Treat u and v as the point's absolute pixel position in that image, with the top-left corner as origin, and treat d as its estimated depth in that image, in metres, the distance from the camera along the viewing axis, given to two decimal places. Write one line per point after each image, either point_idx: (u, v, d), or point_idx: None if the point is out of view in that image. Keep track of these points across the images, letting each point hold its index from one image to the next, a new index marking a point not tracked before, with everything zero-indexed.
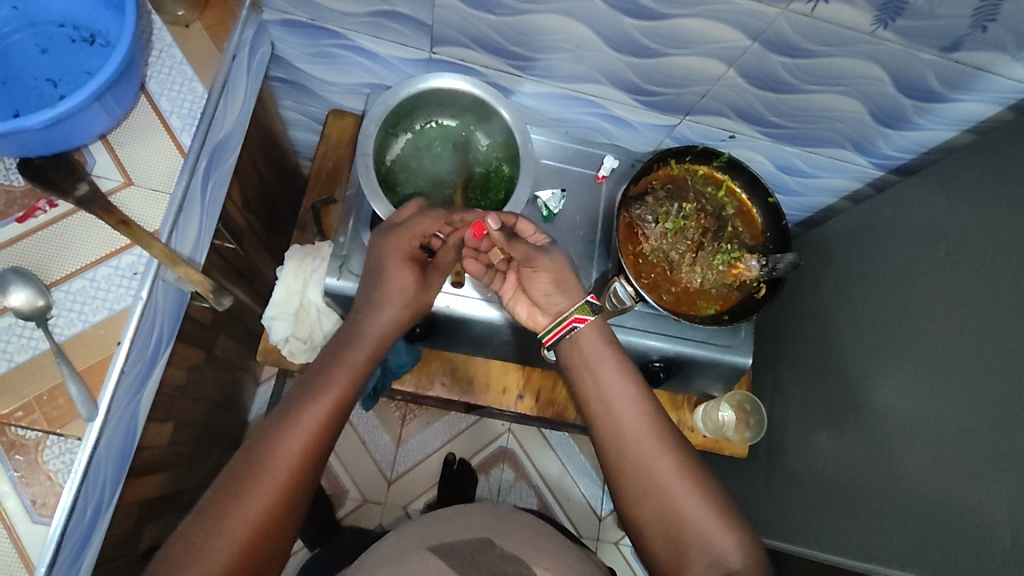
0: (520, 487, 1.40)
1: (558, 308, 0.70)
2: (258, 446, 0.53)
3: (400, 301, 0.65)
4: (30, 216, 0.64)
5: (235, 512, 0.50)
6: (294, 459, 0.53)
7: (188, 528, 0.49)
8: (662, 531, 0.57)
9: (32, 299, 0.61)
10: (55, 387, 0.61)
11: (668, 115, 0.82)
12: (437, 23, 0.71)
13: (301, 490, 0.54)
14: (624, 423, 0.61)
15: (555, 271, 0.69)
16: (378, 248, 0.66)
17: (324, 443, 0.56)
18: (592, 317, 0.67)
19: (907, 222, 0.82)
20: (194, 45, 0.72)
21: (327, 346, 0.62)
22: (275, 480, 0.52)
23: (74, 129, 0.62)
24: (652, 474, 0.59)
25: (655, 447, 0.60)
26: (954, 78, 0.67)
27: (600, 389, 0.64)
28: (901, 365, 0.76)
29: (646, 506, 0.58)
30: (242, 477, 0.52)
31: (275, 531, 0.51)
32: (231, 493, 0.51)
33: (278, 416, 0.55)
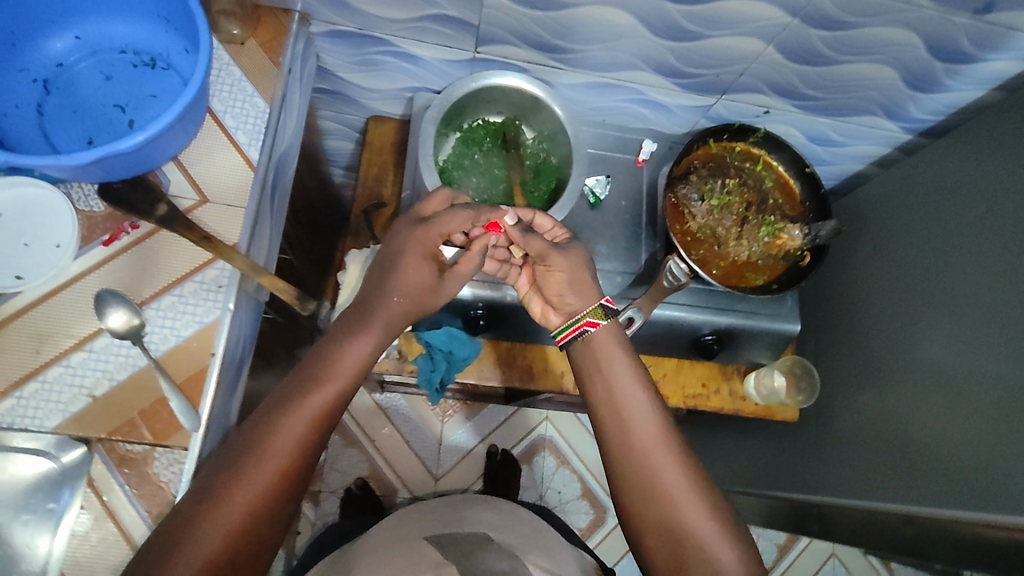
0: (563, 473, 1.43)
1: (574, 306, 0.72)
2: (259, 429, 0.56)
3: (417, 296, 0.65)
4: (115, 238, 0.67)
5: (229, 497, 0.53)
6: (292, 444, 0.56)
7: (191, 503, 0.53)
8: (664, 541, 0.60)
9: (128, 319, 0.64)
10: (159, 401, 0.64)
11: (705, 96, 0.85)
12: (485, 23, 0.74)
13: (299, 471, 0.57)
14: (637, 432, 0.64)
15: (568, 270, 0.71)
16: (401, 241, 0.66)
17: (321, 429, 0.58)
18: (605, 322, 0.70)
19: (940, 180, 0.85)
20: (250, 62, 0.74)
21: (329, 335, 0.63)
22: (274, 462, 0.55)
23: (153, 152, 0.64)
24: (659, 483, 0.62)
25: (662, 459, 0.63)
26: (985, 38, 0.70)
27: (613, 392, 0.66)
28: (949, 316, 0.79)
29: (653, 516, 0.61)
30: (243, 458, 0.54)
31: (273, 509, 0.55)
32: (228, 478, 0.54)
33: (279, 401, 0.57)
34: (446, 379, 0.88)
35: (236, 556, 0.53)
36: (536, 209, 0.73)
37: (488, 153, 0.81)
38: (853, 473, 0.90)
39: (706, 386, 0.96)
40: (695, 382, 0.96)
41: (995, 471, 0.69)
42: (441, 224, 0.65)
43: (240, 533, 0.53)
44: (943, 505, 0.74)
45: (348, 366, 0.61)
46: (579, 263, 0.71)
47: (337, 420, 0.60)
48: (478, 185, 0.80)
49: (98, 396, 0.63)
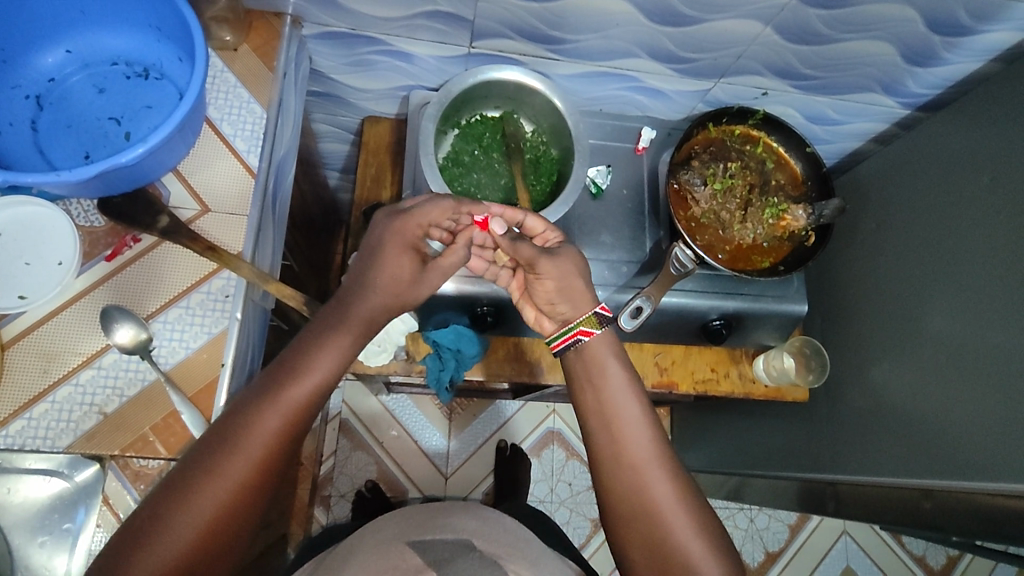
0: (573, 465, 1.42)
1: (566, 311, 0.71)
2: (232, 425, 0.55)
3: (393, 288, 0.65)
4: (118, 253, 0.66)
5: (203, 489, 0.52)
6: (266, 441, 0.55)
7: (162, 495, 0.52)
8: (649, 553, 0.61)
9: (135, 333, 0.63)
10: (169, 415, 0.63)
11: (702, 80, 0.85)
12: (479, 17, 0.73)
13: (273, 468, 0.56)
14: (628, 443, 0.64)
15: (558, 278, 0.69)
16: (383, 235, 0.65)
17: (296, 427, 0.57)
18: (598, 331, 0.68)
19: (941, 153, 0.85)
20: (244, 68, 0.73)
21: (315, 324, 0.62)
22: (245, 459, 0.54)
23: (153, 163, 0.63)
24: (647, 496, 0.62)
25: (651, 472, 0.63)
26: (983, 10, 0.70)
27: (602, 401, 0.66)
28: (957, 289, 0.79)
29: (641, 530, 0.61)
30: (214, 455, 0.53)
31: (245, 505, 0.54)
32: (203, 469, 0.53)
33: (254, 396, 0.56)
34: (454, 378, 0.88)
35: (208, 550, 0.52)
36: (530, 211, 0.72)
37: (487, 149, 0.81)
38: (867, 451, 0.90)
39: (715, 371, 0.96)
40: (704, 367, 0.96)
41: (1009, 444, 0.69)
42: (419, 215, 0.65)
43: (209, 529, 0.52)
44: (956, 478, 0.75)
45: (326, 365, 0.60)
46: (571, 273, 0.70)
47: (313, 417, 0.59)
48: (480, 181, 0.80)
49: (108, 413, 0.62)
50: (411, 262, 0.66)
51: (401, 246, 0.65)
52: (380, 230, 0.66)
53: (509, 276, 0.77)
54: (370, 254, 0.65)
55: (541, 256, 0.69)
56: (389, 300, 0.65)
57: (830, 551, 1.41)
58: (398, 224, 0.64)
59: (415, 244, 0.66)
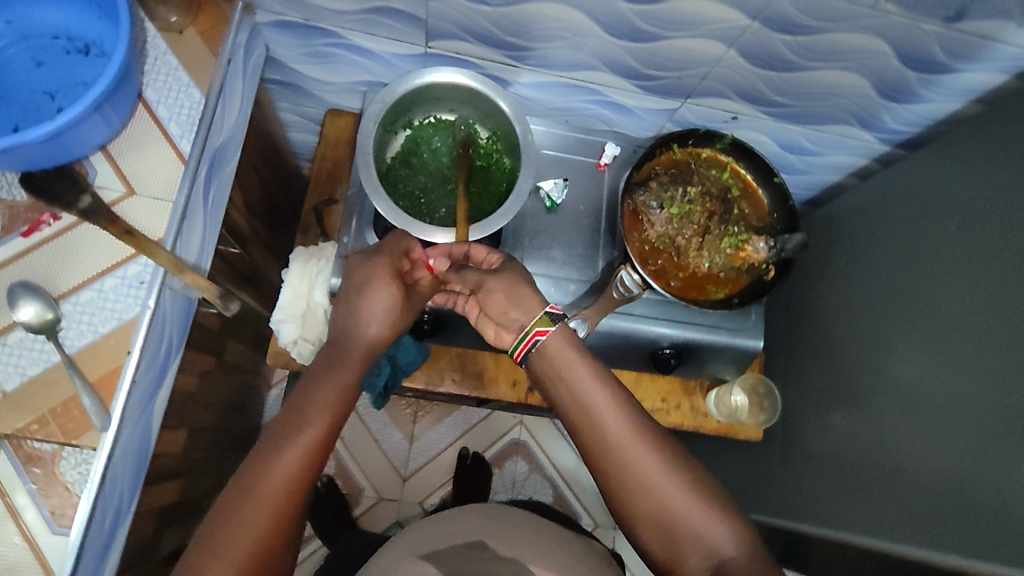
0: (534, 479, 1.39)
1: (521, 320, 0.67)
2: (254, 466, 0.57)
3: (385, 316, 0.68)
4: (36, 229, 0.65)
5: (236, 537, 0.54)
6: (290, 479, 0.58)
7: (199, 546, 0.54)
8: (655, 526, 0.61)
9: (41, 313, 0.62)
10: (69, 399, 0.62)
11: (669, 99, 0.82)
12: (432, 17, 0.71)
13: (300, 503, 0.58)
14: (611, 433, 0.62)
15: (506, 288, 0.67)
16: (367, 268, 0.68)
17: (317, 459, 0.60)
18: (554, 329, 0.66)
19: (914, 196, 0.81)
20: (189, 52, 0.71)
21: (313, 368, 0.66)
22: (275, 496, 0.57)
23: (74, 141, 0.61)
24: (641, 479, 0.61)
25: (636, 450, 0.61)
26: (959, 49, 0.66)
27: (577, 400, 0.64)
28: (919, 341, 0.76)
29: (642, 507, 0.61)
30: (244, 497, 0.56)
31: (284, 540, 0.57)
32: (232, 517, 0.55)
33: (272, 436, 0.60)
34: (392, 385, 0.85)
35: None
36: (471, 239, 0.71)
37: (436, 154, 0.78)
38: (827, 498, 0.87)
39: (666, 401, 0.93)
40: (655, 396, 0.92)
41: (964, 506, 0.65)
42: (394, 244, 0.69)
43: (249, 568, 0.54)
44: (903, 542, 0.71)
45: (333, 395, 0.63)
46: (521, 280, 0.68)
47: (332, 447, 0.62)
48: (426, 185, 0.77)
49: (9, 392, 0.62)
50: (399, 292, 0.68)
51: (388, 277, 0.67)
52: (361, 261, 0.69)
53: (467, 300, 0.75)
54: (359, 290, 0.68)
55: (486, 274, 0.68)
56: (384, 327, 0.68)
57: None
58: (383, 259, 0.68)
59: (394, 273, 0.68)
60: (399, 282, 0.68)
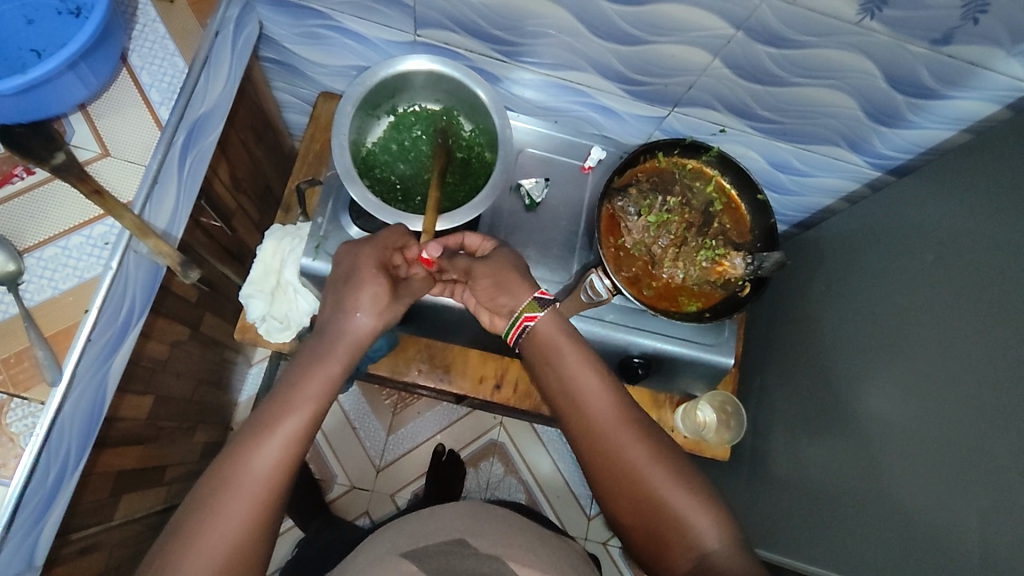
0: (509, 482, 1.37)
1: (509, 305, 0.68)
2: (225, 465, 0.53)
3: (374, 307, 0.63)
4: (7, 181, 0.65)
5: (209, 532, 0.50)
6: (271, 470, 0.53)
7: (162, 553, 0.49)
8: (641, 518, 0.58)
9: (3, 263, 0.62)
10: (21, 351, 0.62)
11: (656, 107, 0.81)
12: (419, 5, 0.71)
13: (281, 497, 0.54)
14: (593, 412, 0.61)
15: (493, 274, 0.69)
16: (352, 256, 0.65)
17: (297, 457, 0.56)
18: (542, 314, 0.66)
19: (899, 223, 0.79)
20: (178, 21, 0.72)
21: (299, 355, 0.61)
22: (248, 497, 0.52)
23: (50, 96, 0.62)
24: (623, 460, 0.58)
25: (621, 435, 0.59)
26: (947, 74, 0.65)
27: (561, 379, 0.63)
28: (892, 373, 0.74)
29: (628, 497, 0.58)
30: (220, 488, 0.52)
31: (262, 536, 0.52)
32: (206, 509, 0.51)
33: (247, 431, 0.55)
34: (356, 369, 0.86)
35: None
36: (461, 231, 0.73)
37: (417, 142, 0.79)
38: (797, 527, 0.84)
39: None
40: None
41: (929, 544, 0.63)
42: (382, 240, 0.66)
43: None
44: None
45: (319, 390, 0.59)
46: (513, 271, 0.69)
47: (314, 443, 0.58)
48: (404, 173, 0.78)
49: None
50: (387, 284, 0.65)
51: (376, 269, 0.64)
52: (348, 251, 0.66)
53: (461, 291, 0.75)
54: (346, 281, 0.65)
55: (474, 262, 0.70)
56: (377, 320, 0.63)
57: None
58: (371, 250, 0.65)
59: (383, 263, 0.65)
60: (387, 275, 0.65)
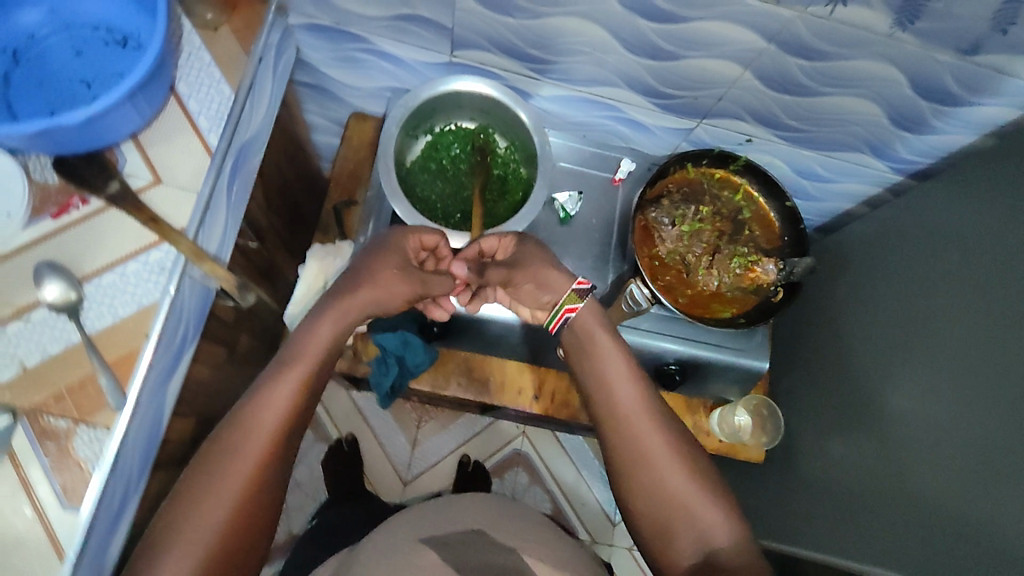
0: (534, 490, 1.39)
1: (551, 301, 0.69)
2: (235, 423, 0.56)
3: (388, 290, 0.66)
4: (64, 212, 0.67)
5: (220, 487, 0.54)
6: (275, 428, 0.57)
7: (177, 502, 0.53)
8: (653, 510, 0.60)
9: (65, 292, 0.63)
10: (86, 377, 0.64)
11: (685, 119, 0.83)
12: (457, 26, 0.73)
13: (285, 452, 0.58)
14: (619, 397, 0.64)
15: (533, 278, 0.69)
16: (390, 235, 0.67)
17: (297, 412, 0.59)
18: (581, 305, 0.68)
19: (923, 225, 0.82)
20: (221, 49, 0.74)
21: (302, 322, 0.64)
22: (268, 435, 0.57)
23: (106, 128, 0.64)
24: (638, 448, 0.62)
25: (644, 425, 0.62)
26: (973, 81, 0.67)
27: (592, 365, 0.67)
28: (920, 369, 0.76)
29: (640, 484, 0.61)
30: (229, 445, 0.55)
31: (269, 490, 0.56)
32: (217, 464, 0.54)
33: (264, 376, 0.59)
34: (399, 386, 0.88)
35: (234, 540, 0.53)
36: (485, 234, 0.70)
37: (455, 161, 0.80)
38: (825, 523, 0.86)
39: None
40: None
41: (956, 533, 0.65)
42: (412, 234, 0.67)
43: (231, 524, 0.53)
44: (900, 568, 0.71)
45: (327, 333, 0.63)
46: (545, 264, 0.70)
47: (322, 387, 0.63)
48: (443, 192, 0.80)
49: (28, 367, 0.64)
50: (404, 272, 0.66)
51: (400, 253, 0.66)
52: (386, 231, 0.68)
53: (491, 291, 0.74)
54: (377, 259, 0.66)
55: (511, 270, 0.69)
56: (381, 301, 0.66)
57: None
58: (382, 239, 0.67)
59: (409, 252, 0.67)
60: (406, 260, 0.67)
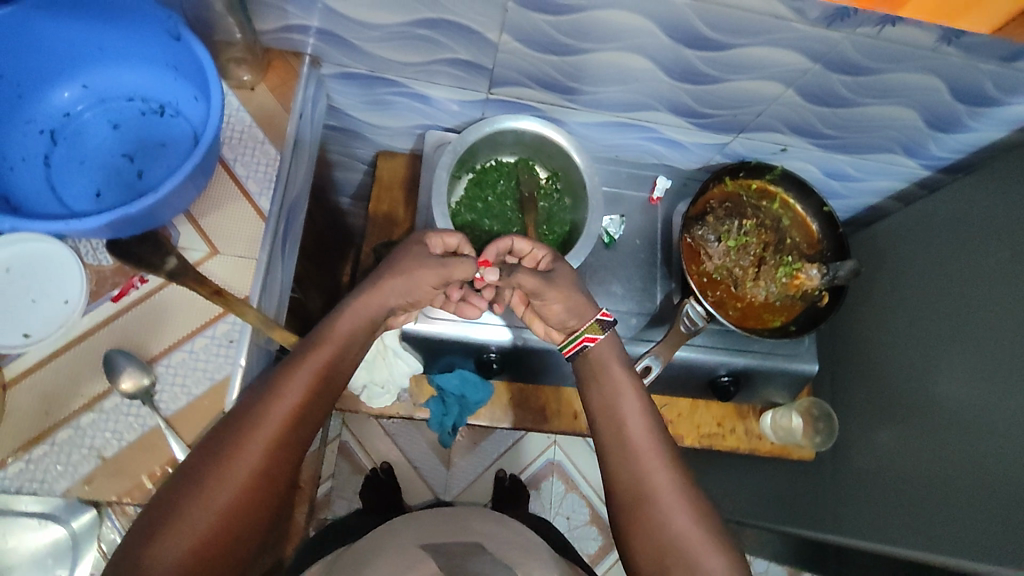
0: (572, 498, 1.40)
1: (573, 326, 0.69)
2: (251, 404, 0.56)
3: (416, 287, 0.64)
4: (125, 293, 0.66)
5: (231, 463, 0.53)
6: (291, 412, 0.56)
7: (187, 474, 0.52)
8: (652, 553, 0.58)
9: (138, 379, 0.62)
10: (168, 463, 0.62)
11: (721, 134, 0.84)
12: (498, 66, 0.72)
13: (296, 441, 0.57)
14: (628, 430, 0.63)
15: (568, 302, 0.67)
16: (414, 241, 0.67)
17: (314, 402, 0.58)
18: (603, 336, 0.68)
19: (960, 218, 0.84)
20: (261, 107, 0.72)
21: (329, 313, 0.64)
22: (274, 428, 0.55)
23: (165, 210, 0.61)
24: (645, 481, 0.60)
25: (652, 460, 0.61)
26: (1011, 84, 0.69)
27: (604, 392, 0.66)
28: (966, 357, 0.77)
29: (641, 520, 0.59)
30: (245, 424, 0.54)
31: (276, 476, 0.55)
32: (230, 442, 0.54)
33: (281, 366, 0.58)
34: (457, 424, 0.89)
35: (236, 523, 0.52)
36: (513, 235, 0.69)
37: (501, 198, 0.80)
38: (874, 513, 0.86)
39: (722, 425, 0.97)
40: (710, 421, 0.97)
41: (1006, 521, 0.67)
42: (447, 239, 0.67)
43: (235, 507, 0.52)
44: (960, 556, 0.71)
45: (346, 329, 0.62)
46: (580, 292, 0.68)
47: (336, 387, 0.61)
48: (493, 230, 0.79)
49: (108, 457, 0.62)
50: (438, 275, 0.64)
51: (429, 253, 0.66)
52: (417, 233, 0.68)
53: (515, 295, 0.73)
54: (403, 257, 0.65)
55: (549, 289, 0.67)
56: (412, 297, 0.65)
57: None
58: (417, 246, 0.66)
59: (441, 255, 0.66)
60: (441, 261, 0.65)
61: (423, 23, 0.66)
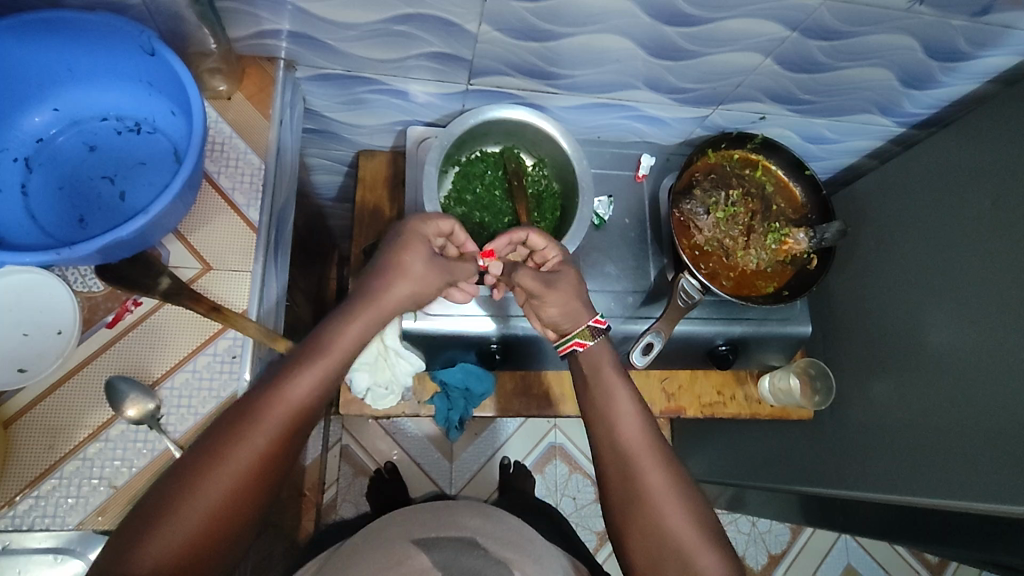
0: (576, 478, 1.41)
1: (564, 329, 0.68)
2: (247, 405, 0.52)
3: (413, 279, 0.62)
4: (119, 318, 0.64)
5: (220, 468, 0.49)
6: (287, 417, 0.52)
7: (177, 475, 0.49)
8: (647, 549, 0.57)
9: (142, 405, 0.61)
10: None
11: (700, 108, 0.85)
12: (478, 57, 0.72)
13: (290, 447, 0.53)
14: (625, 432, 0.61)
15: (562, 301, 0.66)
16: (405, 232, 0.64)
17: (312, 407, 0.54)
18: (593, 342, 0.66)
19: (938, 172, 0.85)
20: (240, 117, 0.71)
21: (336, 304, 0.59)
22: (268, 433, 0.51)
23: (154, 231, 0.59)
24: (640, 483, 0.58)
25: (646, 461, 0.59)
26: (982, 38, 0.70)
27: (603, 387, 0.64)
28: (958, 306, 0.78)
29: (636, 518, 0.57)
30: (239, 427, 0.51)
31: (266, 481, 0.52)
32: (221, 446, 0.50)
33: (283, 366, 0.54)
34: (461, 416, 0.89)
35: (223, 527, 0.49)
36: (530, 227, 0.69)
37: (489, 188, 0.80)
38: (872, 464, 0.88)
39: (722, 394, 0.99)
40: (710, 390, 0.99)
41: (1007, 464, 0.68)
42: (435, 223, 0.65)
43: (221, 513, 0.49)
44: (963, 497, 0.73)
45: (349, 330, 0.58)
46: (573, 292, 0.67)
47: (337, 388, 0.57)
48: (483, 221, 0.79)
49: (119, 486, 0.61)
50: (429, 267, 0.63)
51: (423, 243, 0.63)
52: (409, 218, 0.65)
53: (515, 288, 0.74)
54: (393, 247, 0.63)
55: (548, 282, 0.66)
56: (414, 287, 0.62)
57: (832, 549, 1.41)
58: (411, 235, 0.64)
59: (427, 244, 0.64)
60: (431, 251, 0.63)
61: (400, 19, 0.65)
